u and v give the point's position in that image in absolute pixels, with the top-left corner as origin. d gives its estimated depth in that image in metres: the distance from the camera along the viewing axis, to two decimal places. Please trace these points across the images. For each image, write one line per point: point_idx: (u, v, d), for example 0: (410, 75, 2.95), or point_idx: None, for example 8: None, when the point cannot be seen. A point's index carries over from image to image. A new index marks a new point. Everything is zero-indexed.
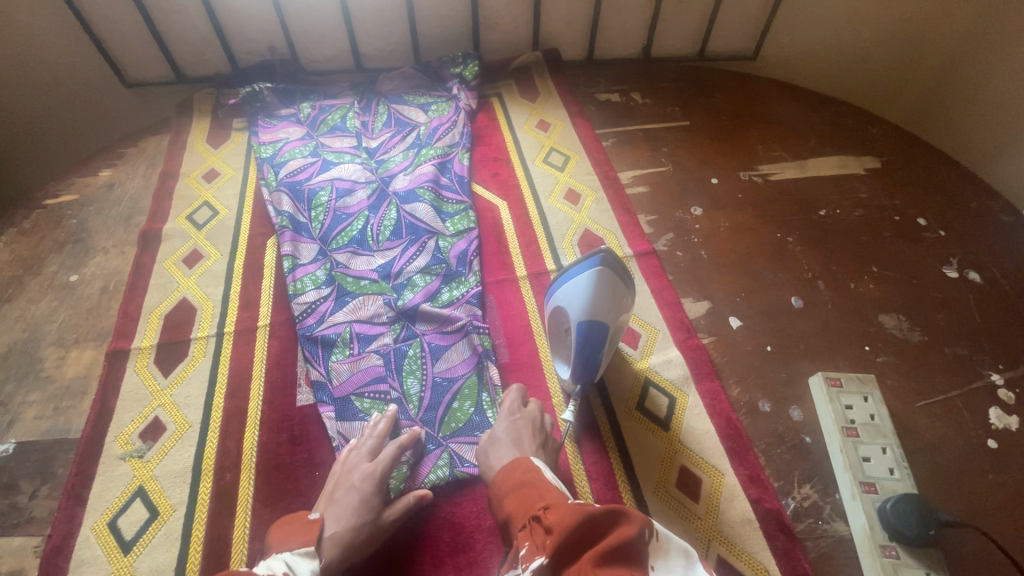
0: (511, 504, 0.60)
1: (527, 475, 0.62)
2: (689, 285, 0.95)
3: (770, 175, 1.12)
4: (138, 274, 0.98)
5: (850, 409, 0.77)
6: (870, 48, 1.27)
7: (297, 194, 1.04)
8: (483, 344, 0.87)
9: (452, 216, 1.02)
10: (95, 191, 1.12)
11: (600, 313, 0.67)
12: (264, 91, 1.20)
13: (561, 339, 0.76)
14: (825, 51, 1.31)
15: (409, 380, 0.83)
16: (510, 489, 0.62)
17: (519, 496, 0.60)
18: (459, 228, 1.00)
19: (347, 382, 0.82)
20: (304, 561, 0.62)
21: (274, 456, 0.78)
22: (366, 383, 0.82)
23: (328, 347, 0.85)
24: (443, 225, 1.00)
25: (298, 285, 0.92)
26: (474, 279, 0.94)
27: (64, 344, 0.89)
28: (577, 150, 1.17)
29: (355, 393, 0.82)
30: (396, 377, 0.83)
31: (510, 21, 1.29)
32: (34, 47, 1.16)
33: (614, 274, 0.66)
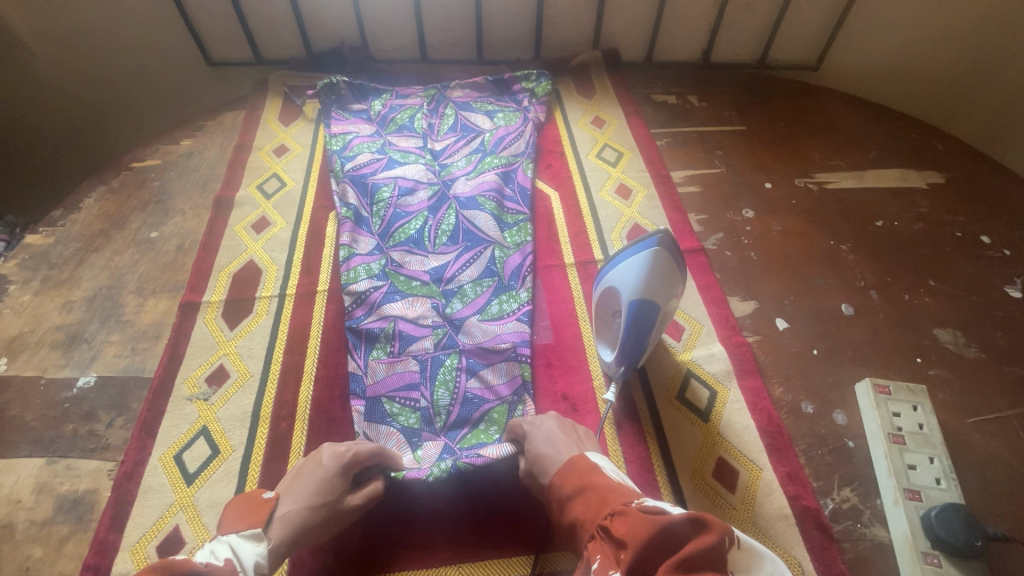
0: (577, 510, 0.58)
1: (582, 479, 0.61)
2: (737, 284, 0.95)
3: (827, 183, 1.11)
4: (212, 235, 1.05)
5: (897, 416, 0.76)
6: (946, 48, 1.23)
7: (361, 187, 1.09)
8: (523, 375, 0.85)
9: (512, 227, 1.03)
10: (175, 158, 1.20)
11: (653, 293, 0.69)
12: (341, 84, 1.26)
13: (608, 321, 0.77)
14: (897, 48, 1.26)
15: (441, 389, 0.82)
16: (573, 494, 0.60)
17: (585, 503, 0.58)
18: (516, 240, 1.01)
19: (381, 383, 0.83)
20: (248, 543, 0.62)
21: (325, 411, 0.84)
22: (398, 388, 0.82)
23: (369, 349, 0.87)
24: (501, 237, 1.01)
25: (351, 273, 0.95)
26: (524, 297, 0.93)
27: (143, 293, 0.97)
28: (630, 147, 1.19)
29: (386, 395, 0.82)
30: (428, 388, 0.82)
31: (573, 20, 1.32)
32: (134, 22, 1.27)
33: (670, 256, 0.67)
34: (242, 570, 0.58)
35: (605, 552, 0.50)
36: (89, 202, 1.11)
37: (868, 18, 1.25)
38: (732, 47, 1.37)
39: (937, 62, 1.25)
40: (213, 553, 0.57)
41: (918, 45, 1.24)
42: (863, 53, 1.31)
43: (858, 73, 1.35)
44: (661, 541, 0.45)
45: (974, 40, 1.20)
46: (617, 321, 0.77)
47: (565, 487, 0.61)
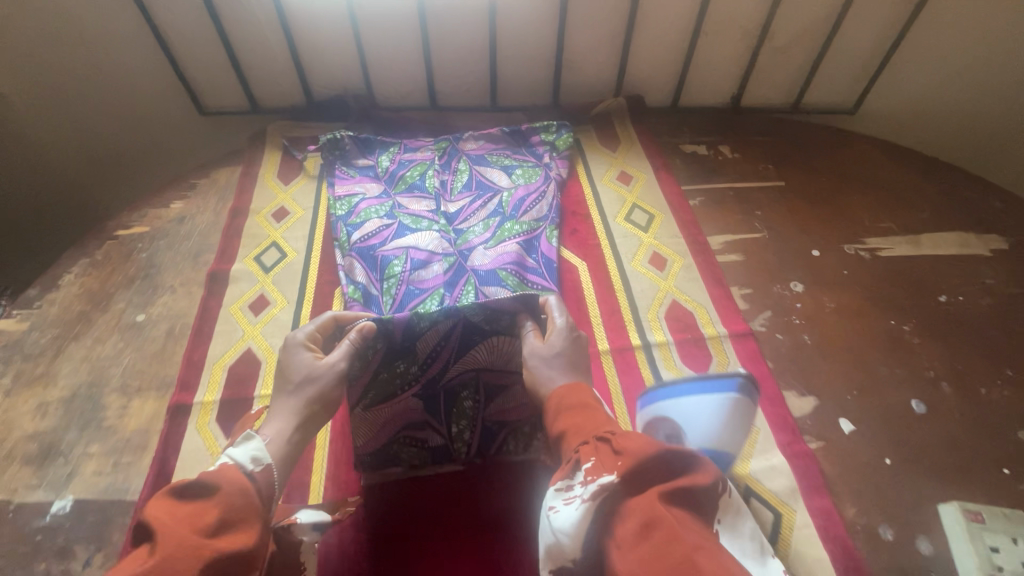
0: (568, 424, 0.62)
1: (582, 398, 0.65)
2: (793, 376, 0.85)
3: (879, 251, 1.01)
4: (205, 318, 0.95)
5: (996, 551, 0.68)
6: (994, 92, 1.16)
7: (370, 262, 0.99)
8: None
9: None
10: (166, 224, 1.10)
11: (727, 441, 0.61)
12: (345, 140, 1.17)
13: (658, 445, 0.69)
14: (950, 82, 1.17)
15: (459, 424, 0.82)
16: (566, 410, 0.65)
17: (576, 419, 0.62)
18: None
19: (385, 432, 0.79)
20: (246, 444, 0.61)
21: (334, 536, 0.76)
22: (409, 424, 0.80)
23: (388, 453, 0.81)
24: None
25: None
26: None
27: (127, 391, 0.86)
28: (661, 208, 1.10)
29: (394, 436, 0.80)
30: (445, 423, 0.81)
31: (594, 66, 1.23)
32: (120, 72, 1.17)
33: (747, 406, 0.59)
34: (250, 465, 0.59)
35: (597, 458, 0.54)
36: (70, 278, 1.01)
37: (921, 54, 1.16)
38: (764, 91, 1.28)
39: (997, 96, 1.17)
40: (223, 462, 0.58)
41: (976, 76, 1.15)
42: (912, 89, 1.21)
43: (902, 115, 1.26)
44: (659, 463, 0.50)
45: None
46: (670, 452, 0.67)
47: (568, 399, 0.65)
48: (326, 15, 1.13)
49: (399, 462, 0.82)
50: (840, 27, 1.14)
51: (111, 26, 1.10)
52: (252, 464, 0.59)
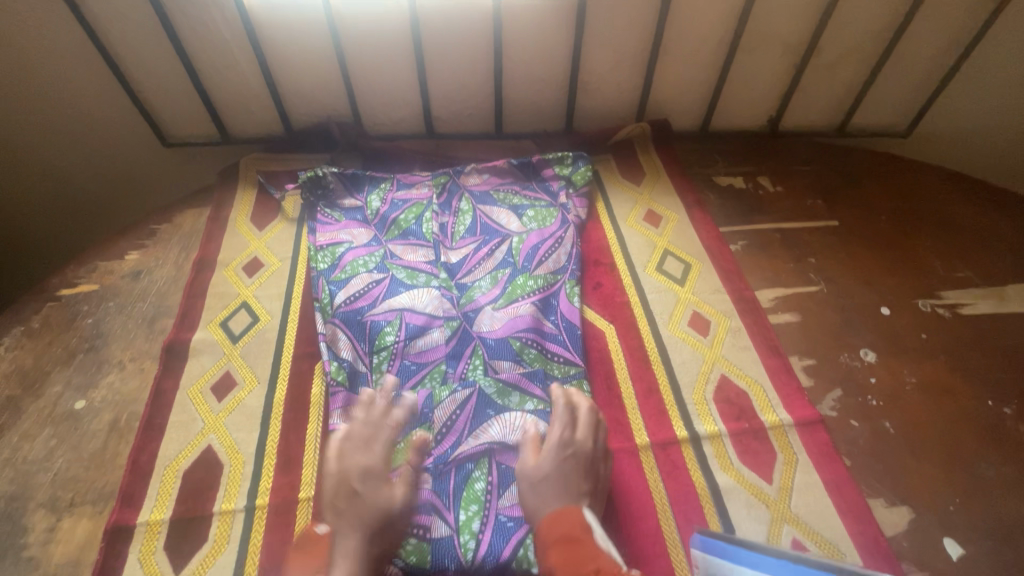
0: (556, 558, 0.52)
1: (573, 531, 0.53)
2: (877, 477, 0.69)
3: (959, 307, 0.86)
4: (157, 406, 0.78)
5: None
6: None
7: (356, 330, 0.83)
8: None
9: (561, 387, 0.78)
10: (117, 280, 0.94)
11: None
12: (328, 176, 1.00)
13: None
14: None
15: (467, 511, 0.68)
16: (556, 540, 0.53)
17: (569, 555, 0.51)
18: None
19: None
20: None
21: None
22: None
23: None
24: (546, 393, 0.77)
25: None
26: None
27: (57, 508, 0.70)
28: (698, 255, 0.94)
29: None
30: (454, 507, 0.68)
31: (615, 87, 1.07)
32: (67, 99, 1.01)
33: None
34: None
35: None
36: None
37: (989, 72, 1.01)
38: (806, 114, 1.13)
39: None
40: None
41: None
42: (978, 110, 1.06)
43: (962, 140, 1.11)
44: None
45: None
46: None
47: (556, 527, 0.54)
48: (304, 34, 0.97)
49: (395, 559, 0.64)
50: (899, 42, 0.99)
51: (52, 46, 0.95)
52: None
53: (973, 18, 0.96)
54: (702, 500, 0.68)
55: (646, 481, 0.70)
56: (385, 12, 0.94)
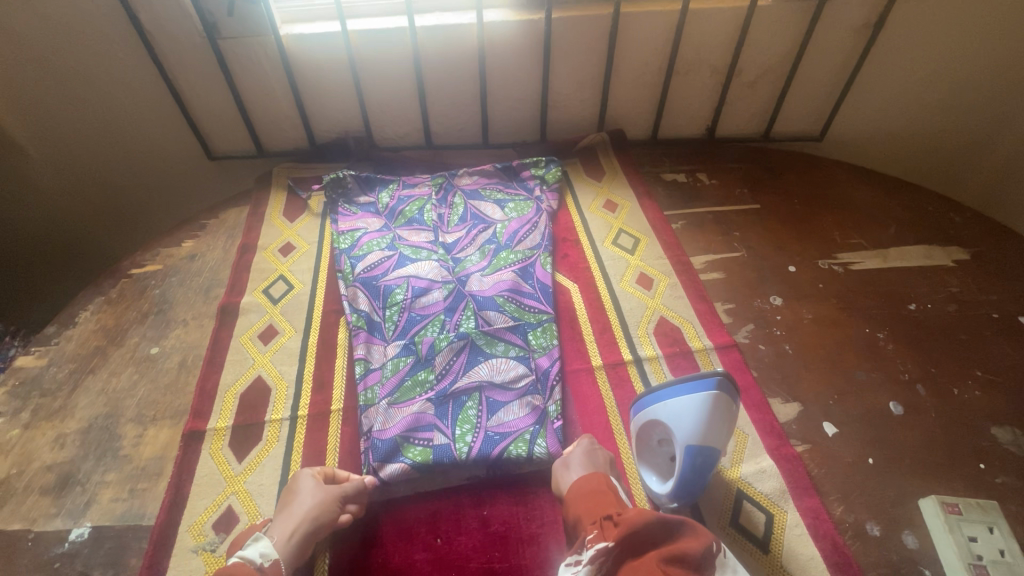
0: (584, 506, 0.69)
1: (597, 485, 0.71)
2: (776, 383, 0.90)
3: (852, 264, 1.08)
4: (216, 349, 0.99)
5: (975, 541, 0.71)
6: (947, 115, 1.26)
7: (373, 290, 1.03)
8: (548, 410, 0.87)
9: (535, 329, 0.97)
10: (177, 261, 1.16)
11: (713, 440, 0.63)
12: (347, 178, 1.23)
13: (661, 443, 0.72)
14: (906, 110, 1.27)
15: (462, 428, 0.85)
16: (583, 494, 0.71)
17: (592, 502, 0.69)
18: (542, 344, 0.95)
19: (396, 425, 0.85)
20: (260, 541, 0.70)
21: (348, 543, 0.77)
22: (415, 428, 0.85)
23: (397, 451, 0.82)
24: (525, 341, 0.95)
25: (368, 395, 0.89)
26: (554, 413, 0.87)
27: (143, 421, 0.90)
28: (645, 231, 1.17)
29: (402, 439, 0.83)
30: (451, 424, 0.85)
31: (578, 104, 1.33)
32: (136, 123, 1.26)
33: (727, 402, 0.63)
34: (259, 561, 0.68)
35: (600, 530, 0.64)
36: (87, 315, 1.06)
37: (876, 86, 1.26)
38: (736, 124, 1.38)
39: (952, 120, 1.26)
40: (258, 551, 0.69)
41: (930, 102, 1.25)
42: (873, 115, 1.31)
43: (864, 142, 1.36)
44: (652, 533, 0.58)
45: (978, 101, 1.22)
46: (664, 452, 0.74)
47: (583, 484, 0.72)
48: (327, 66, 1.22)
49: (403, 459, 0.82)
50: (799, 64, 1.25)
51: (130, 81, 1.20)
52: (262, 560, 0.68)
53: (854, 45, 1.22)
54: None
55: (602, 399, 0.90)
56: (391, 48, 1.20)
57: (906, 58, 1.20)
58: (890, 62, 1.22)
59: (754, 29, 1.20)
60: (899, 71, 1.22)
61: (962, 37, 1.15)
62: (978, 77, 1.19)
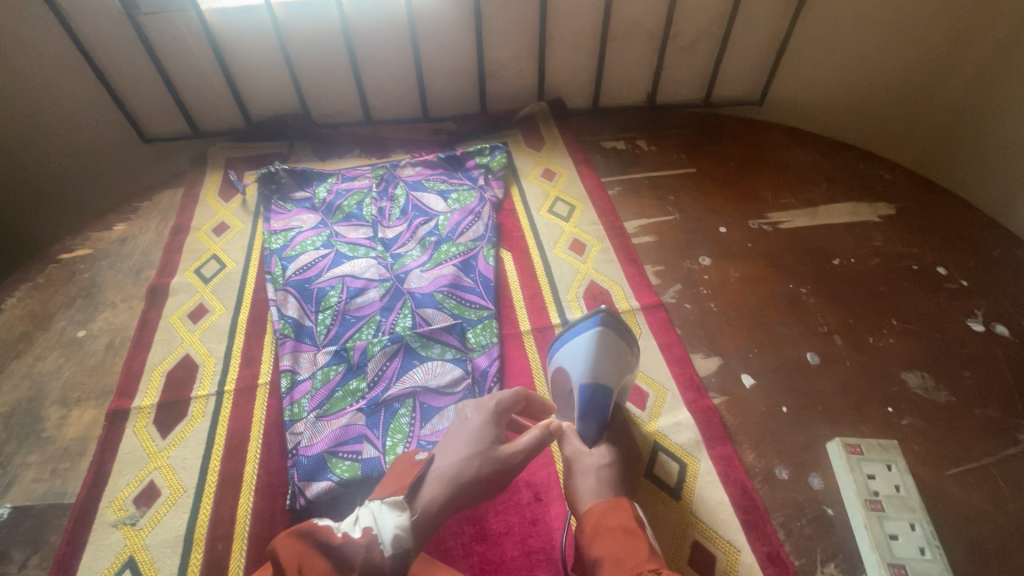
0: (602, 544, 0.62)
1: (627, 520, 0.64)
2: (699, 340, 0.91)
3: (781, 223, 1.09)
4: (145, 330, 0.98)
5: (872, 479, 0.74)
6: (883, 73, 1.26)
7: (305, 294, 0.99)
8: None
9: (475, 326, 0.94)
10: (108, 245, 1.14)
11: (604, 373, 0.71)
12: (280, 172, 1.18)
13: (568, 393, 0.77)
14: (840, 72, 1.28)
15: (394, 438, 0.81)
16: (608, 528, 0.63)
17: (624, 542, 0.61)
18: (481, 342, 0.92)
19: (323, 440, 0.81)
20: (391, 513, 0.60)
21: (269, 503, 0.78)
22: (343, 441, 0.81)
23: (323, 467, 0.78)
24: (463, 341, 0.92)
25: (295, 408, 0.84)
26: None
27: (66, 403, 0.89)
28: (582, 199, 1.17)
29: (330, 454, 0.79)
30: (382, 435, 0.81)
31: (516, 74, 1.32)
32: (59, 105, 1.22)
33: (614, 334, 0.72)
34: (382, 543, 0.57)
35: None
36: (13, 301, 1.04)
37: (810, 47, 1.27)
38: (676, 89, 1.38)
39: (884, 81, 1.27)
40: (358, 521, 0.60)
41: (861, 62, 1.26)
42: (808, 78, 1.32)
43: (804, 104, 1.36)
44: None
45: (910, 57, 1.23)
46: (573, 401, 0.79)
47: (609, 518, 0.64)
48: (256, 42, 1.20)
49: (330, 475, 0.77)
50: (732, 27, 1.25)
51: (49, 63, 1.16)
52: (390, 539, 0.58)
53: (786, 7, 1.22)
54: None
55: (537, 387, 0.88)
56: (319, 22, 1.18)
57: (835, 21, 1.21)
58: (822, 23, 1.22)
59: None
60: (825, 32, 1.23)
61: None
62: (907, 35, 1.20)
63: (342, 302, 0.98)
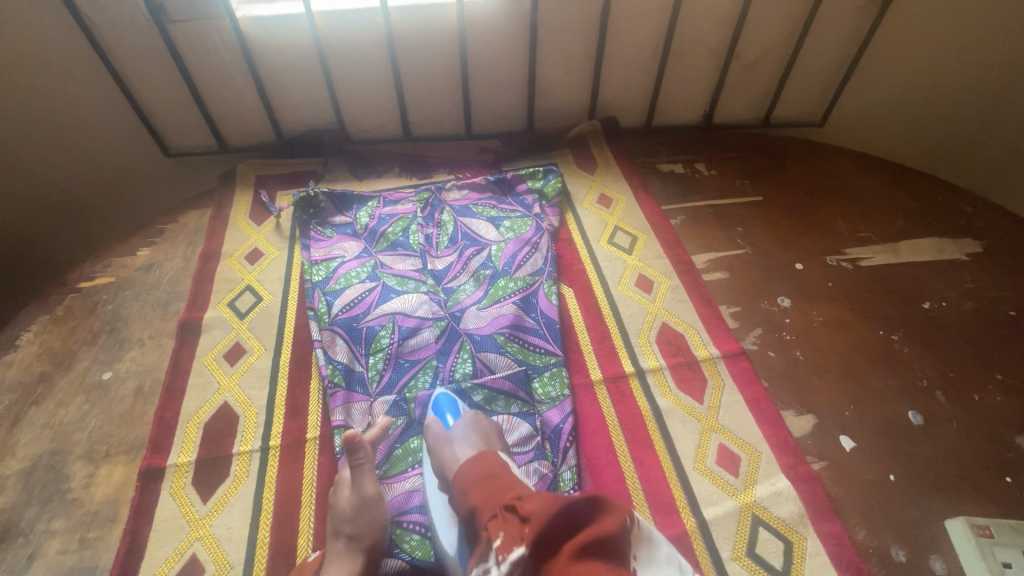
0: (475, 496, 0.59)
1: (489, 467, 0.62)
2: (789, 394, 0.84)
3: (861, 260, 1.02)
4: (177, 373, 0.89)
5: (1007, 567, 0.67)
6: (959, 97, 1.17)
7: (353, 334, 0.91)
8: (558, 479, 0.76)
9: (543, 374, 0.86)
10: (131, 272, 1.05)
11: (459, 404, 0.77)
12: (320, 197, 1.10)
13: (443, 455, 0.70)
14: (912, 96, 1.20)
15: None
16: (473, 481, 0.61)
17: (487, 487, 0.59)
18: (550, 393, 0.84)
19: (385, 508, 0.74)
20: None
21: None
22: (405, 509, 0.74)
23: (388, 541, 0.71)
24: (529, 392, 0.84)
25: None
26: (570, 482, 0.76)
27: (94, 458, 0.80)
28: (643, 228, 1.09)
29: (396, 526, 0.72)
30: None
31: (567, 90, 1.23)
32: (78, 118, 1.13)
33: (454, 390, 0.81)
34: None
35: (507, 528, 0.52)
36: (29, 337, 0.95)
37: (882, 67, 1.18)
38: (734, 109, 1.30)
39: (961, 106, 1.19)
40: None
41: (933, 86, 1.18)
42: (877, 100, 1.23)
43: (869, 126, 1.28)
44: (568, 522, 0.47)
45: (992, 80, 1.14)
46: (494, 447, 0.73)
47: (471, 468, 0.62)
48: (292, 53, 1.11)
49: (398, 553, 0.70)
50: (802, 44, 1.17)
51: (69, 73, 1.07)
52: None
53: (862, 23, 1.14)
54: (646, 420, 0.82)
55: (614, 446, 0.79)
56: (363, 32, 1.09)
57: (910, 43, 1.13)
58: (898, 42, 1.14)
59: (755, 7, 1.11)
60: (900, 51, 1.15)
61: (974, 16, 1.07)
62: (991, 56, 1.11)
63: (394, 344, 0.89)
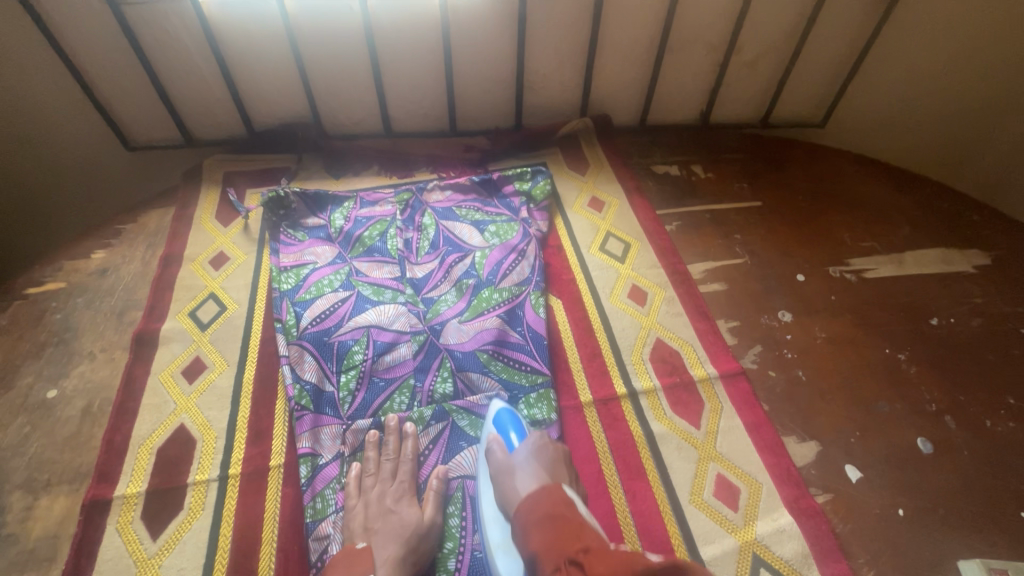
0: (539, 538, 0.55)
1: (555, 507, 0.58)
2: (791, 419, 0.78)
3: (865, 272, 0.97)
4: (130, 391, 0.82)
5: None
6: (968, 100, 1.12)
7: (323, 350, 0.83)
8: None
9: (529, 394, 0.80)
10: (84, 278, 0.97)
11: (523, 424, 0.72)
12: (291, 198, 1.02)
13: (505, 487, 0.65)
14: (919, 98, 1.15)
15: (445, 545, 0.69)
16: (539, 520, 0.57)
17: (555, 530, 0.55)
18: (537, 415, 0.78)
19: None
20: None
21: None
22: None
23: None
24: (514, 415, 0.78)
25: (318, 503, 0.71)
26: None
27: (33, 488, 0.73)
28: (637, 235, 1.03)
29: None
30: None
31: (558, 86, 1.16)
32: (26, 108, 1.04)
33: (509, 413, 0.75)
34: None
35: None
36: None
37: (889, 68, 1.13)
38: (733, 108, 1.24)
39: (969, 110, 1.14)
40: None
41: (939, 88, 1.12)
42: (882, 102, 1.18)
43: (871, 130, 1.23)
44: None
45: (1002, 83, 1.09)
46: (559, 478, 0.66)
47: (538, 506, 0.58)
48: (262, 42, 1.03)
49: None
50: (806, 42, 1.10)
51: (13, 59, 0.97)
52: None
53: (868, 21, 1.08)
54: (639, 446, 0.76)
55: (604, 475, 0.74)
56: (339, 21, 1.01)
57: (919, 44, 1.08)
58: (906, 42, 1.09)
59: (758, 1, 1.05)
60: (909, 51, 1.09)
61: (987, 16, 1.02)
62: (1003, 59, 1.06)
63: (368, 362, 0.83)
